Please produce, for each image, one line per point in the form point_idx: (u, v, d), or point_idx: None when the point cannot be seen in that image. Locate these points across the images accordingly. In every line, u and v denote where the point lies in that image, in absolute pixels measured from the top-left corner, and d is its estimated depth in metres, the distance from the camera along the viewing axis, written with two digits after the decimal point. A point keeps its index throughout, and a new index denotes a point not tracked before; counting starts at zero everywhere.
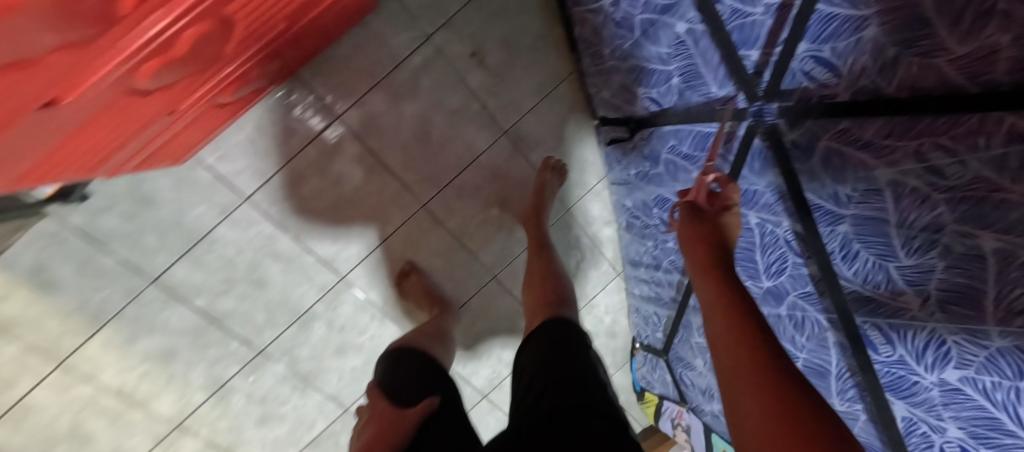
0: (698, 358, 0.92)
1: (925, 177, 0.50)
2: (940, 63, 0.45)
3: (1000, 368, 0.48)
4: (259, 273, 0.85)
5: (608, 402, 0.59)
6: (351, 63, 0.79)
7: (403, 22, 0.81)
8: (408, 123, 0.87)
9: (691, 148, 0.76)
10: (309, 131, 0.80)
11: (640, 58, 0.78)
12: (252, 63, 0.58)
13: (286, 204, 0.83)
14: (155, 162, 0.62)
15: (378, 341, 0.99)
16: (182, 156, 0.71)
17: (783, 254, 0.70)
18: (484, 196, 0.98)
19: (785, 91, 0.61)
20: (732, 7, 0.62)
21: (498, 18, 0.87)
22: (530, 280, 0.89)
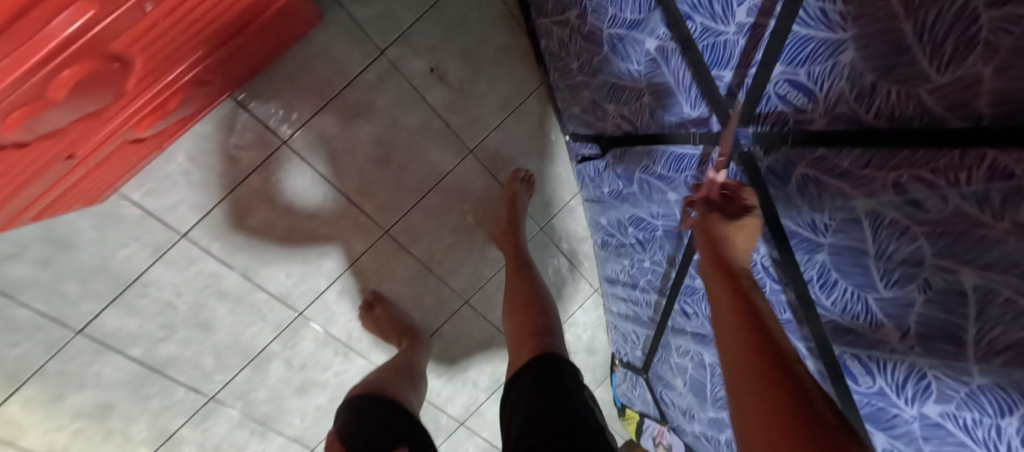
0: (677, 379, 0.92)
1: (904, 209, 0.48)
2: (919, 92, 0.43)
3: (981, 405, 0.47)
4: (204, 316, 0.78)
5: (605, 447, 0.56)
6: (297, 82, 0.72)
7: (353, 37, 0.74)
8: (365, 146, 0.80)
9: (666, 169, 0.73)
10: (252, 159, 0.73)
11: (609, 74, 0.74)
12: (170, 94, 0.51)
13: (231, 239, 0.76)
14: (61, 208, 0.54)
15: (343, 377, 0.94)
16: (98, 196, 0.62)
17: (761, 280, 0.68)
18: (451, 219, 0.92)
19: (759, 115, 0.58)
20: (703, 24, 0.58)
21: (458, 30, 0.81)
22: (512, 303, 0.85)
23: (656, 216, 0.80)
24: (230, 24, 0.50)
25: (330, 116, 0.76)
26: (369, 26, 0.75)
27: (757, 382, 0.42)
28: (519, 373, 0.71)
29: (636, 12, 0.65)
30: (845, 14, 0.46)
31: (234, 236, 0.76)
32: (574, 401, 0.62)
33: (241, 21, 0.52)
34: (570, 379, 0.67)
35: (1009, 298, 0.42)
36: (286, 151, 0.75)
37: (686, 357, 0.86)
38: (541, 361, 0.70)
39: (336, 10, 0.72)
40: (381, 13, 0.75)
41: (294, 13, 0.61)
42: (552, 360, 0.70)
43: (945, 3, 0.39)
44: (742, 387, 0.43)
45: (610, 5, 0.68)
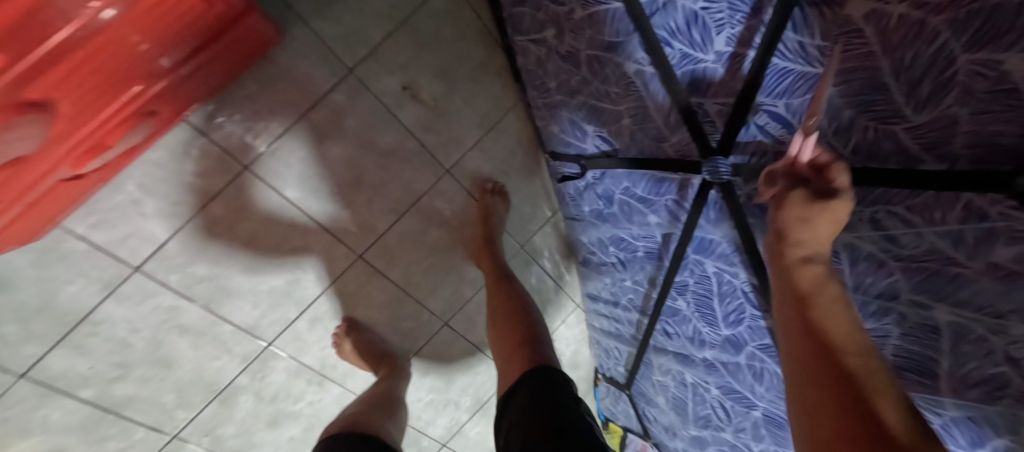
0: (659, 396, 0.99)
1: (881, 243, 0.49)
2: (896, 130, 0.43)
3: (956, 436, 0.51)
4: (163, 352, 0.74)
5: None
6: (259, 104, 0.67)
7: (319, 54, 0.70)
8: (336, 169, 0.77)
9: (646, 192, 0.74)
10: (212, 186, 0.68)
11: (588, 95, 0.73)
12: (103, 118, 0.45)
13: (191, 272, 0.71)
14: None
15: (318, 407, 0.94)
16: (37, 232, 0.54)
17: (741, 305, 0.67)
18: (429, 241, 0.91)
19: (738, 144, 0.57)
20: (682, 51, 0.57)
21: (430, 47, 0.78)
22: (496, 320, 0.84)
23: (639, 237, 0.82)
24: (170, 35, 0.45)
25: (297, 138, 0.72)
26: (336, 43, 0.70)
27: (819, 384, 0.42)
28: (514, 388, 0.70)
29: (614, 34, 0.63)
30: (824, 49, 0.45)
31: (193, 267, 0.71)
32: (572, 414, 0.61)
33: (186, 47, 0.48)
34: (565, 392, 0.66)
35: (982, 336, 0.44)
36: (248, 176, 0.70)
37: (668, 376, 0.92)
38: (536, 375, 0.69)
39: (302, 27, 0.67)
40: (349, 30, 0.71)
41: (258, 37, 0.57)
42: (546, 373, 0.69)
43: (921, 44, 0.38)
44: (803, 388, 0.43)
45: (588, 26, 0.65)
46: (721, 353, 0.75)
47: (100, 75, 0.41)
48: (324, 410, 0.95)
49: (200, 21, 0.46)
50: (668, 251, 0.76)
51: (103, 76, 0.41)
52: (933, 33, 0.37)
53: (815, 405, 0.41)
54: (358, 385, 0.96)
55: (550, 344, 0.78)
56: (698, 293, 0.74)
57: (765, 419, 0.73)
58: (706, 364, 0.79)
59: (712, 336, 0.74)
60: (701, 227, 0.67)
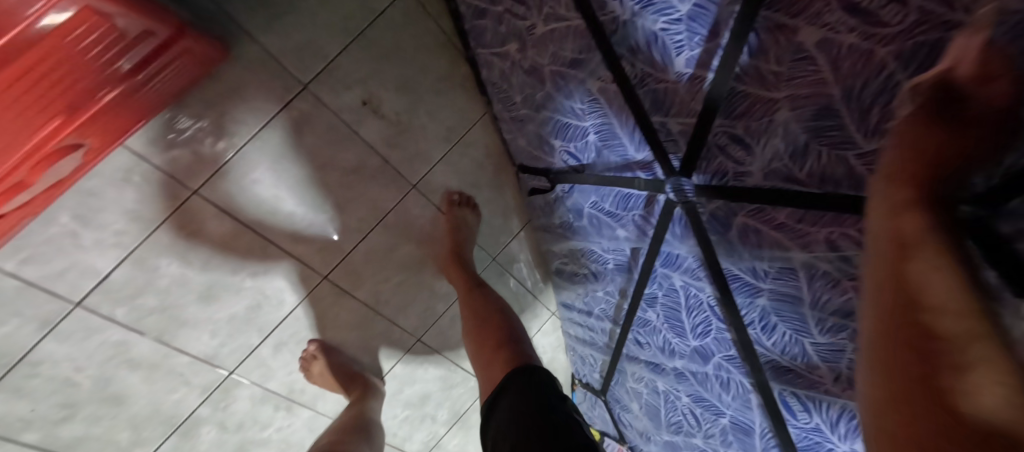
0: (633, 402, 1.01)
1: (835, 262, 0.49)
2: (849, 156, 0.43)
3: None
4: (114, 388, 0.70)
5: None
6: (206, 125, 0.64)
7: (270, 70, 0.67)
8: (296, 190, 0.74)
9: (613, 206, 0.74)
10: (158, 213, 0.65)
11: (554, 110, 0.73)
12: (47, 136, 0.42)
13: (140, 304, 0.68)
14: None
15: (287, 432, 0.92)
16: None
17: (707, 318, 0.68)
18: (397, 259, 0.89)
19: (700, 163, 0.57)
20: (643, 70, 0.56)
21: (391, 59, 0.77)
22: (468, 330, 0.83)
23: (609, 250, 0.82)
24: (114, 40, 0.43)
25: (248, 160, 0.69)
26: (288, 58, 0.68)
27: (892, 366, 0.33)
28: (499, 390, 0.69)
29: (577, 50, 0.62)
30: (779, 74, 0.45)
31: (142, 299, 0.68)
32: (558, 416, 0.62)
33: (134, 57, 0.46)
34: (550, 390, 0.66)
35: None
36: (197, 200, 0.67)
37: (641, 383, 0.94)
38: (520, 375, 0.69)
39: (251, 44, 0.64)
40: (301, 43, 0.69)
41: (191, 59, 0.55)
42: (530, 372, 0.68)
43: (870, 73, 0.38)
44: (876, 360, 0.35)
45: (552, 41, 0.65)
46: (691, 363, 0.76)
47: (39, 86, 0.38)
48: (294, 435, 0.93)
49: (127, 39, 0.44)
50: (636, 265, 0.77)
51: (29, 101, 0.38)
52: (880, 63, 0.37)
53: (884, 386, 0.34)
54: (329, 407, 0.95)
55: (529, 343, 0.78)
56: (667, 305, 0.75)
57: (733, 426, 0.74)
58: (677, 372, 0.81)
59: (682, 345, 0.76)
60: (667, 242, 0.68)
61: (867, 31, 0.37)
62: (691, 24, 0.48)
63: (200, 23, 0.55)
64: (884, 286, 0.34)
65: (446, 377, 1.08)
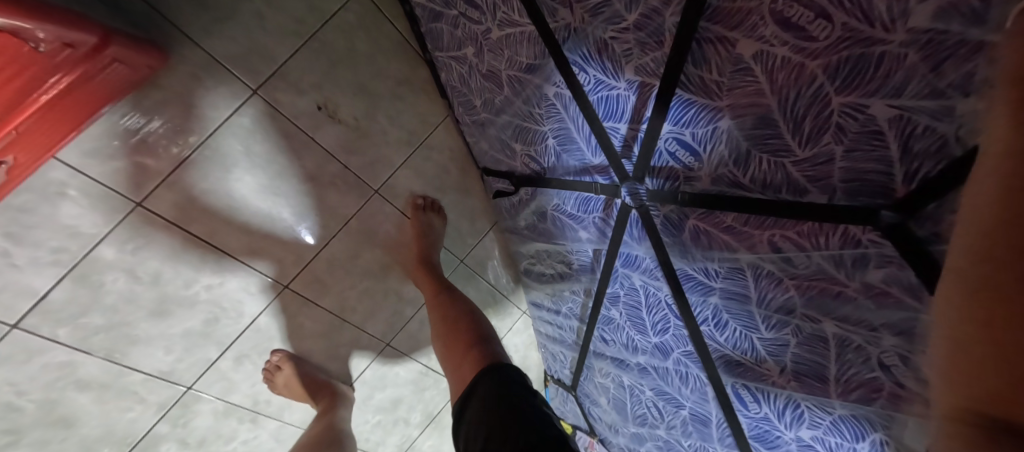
0: (601, 396, 1.03)
1: (778, 263, 0.51)
2: (785, 163, 0.45)
3: (842, 432, 0.55)
4: (61, 411, 0.67)
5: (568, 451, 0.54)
6: (150, 135, 0.62)
7: (216, 75, 0.65)
8: (250, 200, 0.72)
9: (575, 209, 0.75)
10: (99, 228, 0.62)
11: (513, 115, 0.73)
12: None
13: (86, 323, 0.65)
14: None
15: (253, 444, 0.90)
16: None
17: (666, 316, 0.70)
18: (362, 265, 0.88)
19: (653, 168, 0.58)
20: (596, 77, 0.57)
21: (345, 63, 0.76)
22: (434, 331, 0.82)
23: (573, 251, 0.83)
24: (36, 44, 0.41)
25: (195, 171, 0.67)
26: (233, 64, 0.66)
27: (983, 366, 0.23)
28: (469, 391, 0.66)
29: (532, 56, 0.62)
30: (721, 84, 0.46)
31: (87, 318, 0.65)
32: (530, 411, 0.59)
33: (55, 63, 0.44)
34: (521, 386, 0.64)
35: (860, 345, 0.48)
36: (142, 213, 0.64)
37: (608, 378, 0.97)
38: (487, 373, 0.66)
39: (192, 48, 0.62)
40: (246, 47, 0.67)
41: (120, 70, 0.52)
42: (497, 368, 0.66)
43: (803, 84, 0.40)
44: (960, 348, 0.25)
45: (507, 47, 0.65)
46: (653, 358, 0.79)
47: None
48: (261, 447, 0.92)
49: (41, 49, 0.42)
50: (598, 265, 0.79)
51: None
52: (811, 75, 0.39)
53: (962, 381, 0.24)
54: (297, 417, 0.94)
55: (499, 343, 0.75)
56: (629, 303, 0.77)
57: (693, 417, 0.77)
58: (640, 367, 0.84)
59: (644, 342, 0.78)
60: (626, 243, 0.70)
61: (798, 45, 0.38)
62: (639, 34, 0.49)
63: (135, 31, 0.55)
64: (981, 247, 0.24)
65: (417, 380, 1.08)
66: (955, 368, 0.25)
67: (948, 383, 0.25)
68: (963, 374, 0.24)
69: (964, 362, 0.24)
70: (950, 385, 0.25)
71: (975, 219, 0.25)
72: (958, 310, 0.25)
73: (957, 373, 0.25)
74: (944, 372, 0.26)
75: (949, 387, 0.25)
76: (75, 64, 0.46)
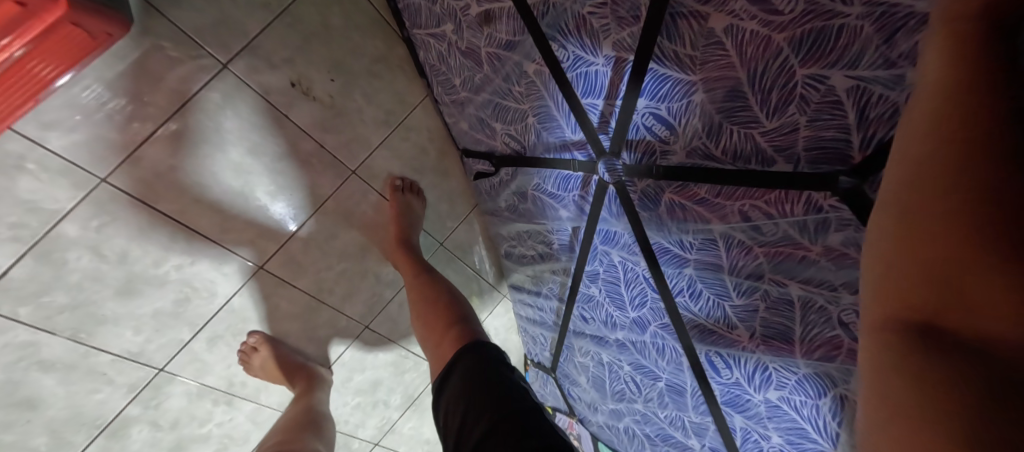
0: (581, 375, 1.06)
1: (747, 231, 0.53)
2: (754, 134, 0.46)
3: (807, 390, 0.58)
4: (24, 393, 0.65)
5: (545, 422, 0.57)
6: (117, 108, 0.60)
7: (183, 48, 0.63)
8: (221, 177, 0.71)
9: (555, 187, 0.76)
10: (61, 203, 0.59)
11: (493, 93, 0.74)
12: None
13: (48, 302, 0.63)
14: None
15: (228, 427, 0.89)
16: None
17: (643, 289, 0.72)
18: (338, 246, 0.87)
19: (629, 142, 0.58)
20: (575, 53, 0.57)
21: (320, 38, 0.74)
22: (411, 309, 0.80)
23: (553, 231, 0.84)
24: None
25: (164, 146, 0.65)
26: (202, 36, 0.64)
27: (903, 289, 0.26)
28: (448, 368, 0.66)
29: (511, 32, 0.63)
30: (694, 58, 0.47)
31: (50, 297, 0.62)
32: (511, 387, 0.60)
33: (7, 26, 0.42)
34: (502, 364, 0.63)
35: (822, 306, 0.50)
36: (108, 189, 0.62)
37: (587, 356, 0.99)
38: (467, 349, 0.66)
39: (156, 18, 0.60)
40: (216, 19, 0.65)
41: (80, 35, 0.50)
42: (478, 345, 0.66)
43: (769, 57, 0.41)
44: (887, 272, 0.28)
45: (486, 23, 0.65)
46: (631, 333, 0.81)
47: None
48: (237, 429, 0.90)
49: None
50: (577, 243, 0.80)
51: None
52: (777, 48, 0.40)
53: (889, 300, 0.27)
54: (274, 400, 0.93)
55: (478, 321, 0.74)
56: (607, 280, 0.79)
57: (668, 388, 0.80)
58: (618, 343, 0.86)
59: (623, 317, 0.80)
60: (604, 220, 0.71)
61: (766, 19, 0.40)
62: (616, 9, 0.50)
63: None
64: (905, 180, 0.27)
65: (398, 363, 1.08)
66: (882, 286, 0.28)
67: (870, 303, 0.29)
68: (886, 292, 0.27)
69: (886, 283, 0.28)
70: (874, 304, 0.29)
71: (894, 160, 0.28)
72: (880, 238, 0.29)
73: (880, 293, 0.28)
74: (867, 291, 0.30)
75: (872, 301, 0.29)
76: (18, 27, 0.42)
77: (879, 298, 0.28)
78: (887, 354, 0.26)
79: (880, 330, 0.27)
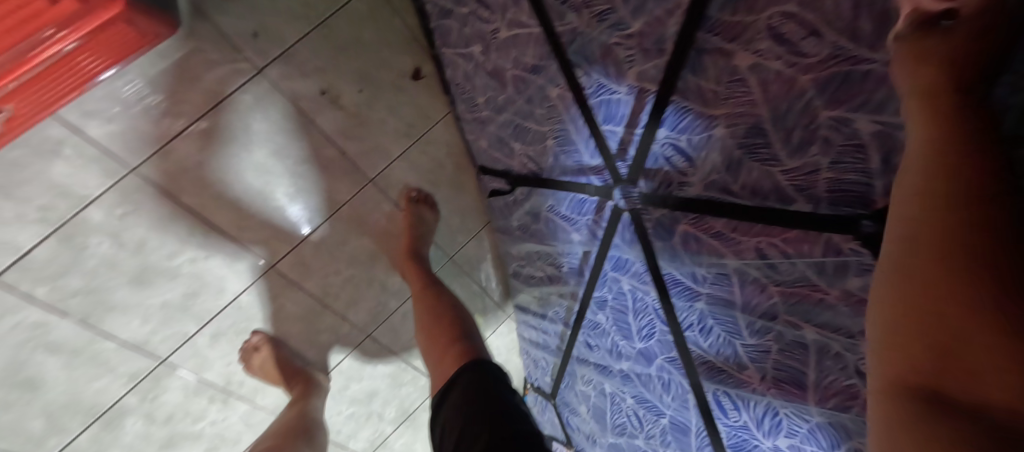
0: (581, 404, 1.04)
1: (763, 269, 0.52)
2: (774, 172, 0.46)
3: (819, 440, 0.56)
4: (28, 374, 0.65)
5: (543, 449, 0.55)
6: (153, 103, 0.62)
7: (219, 51, 0.64)
8: (244, 176, 0.72)
9: (569, 210, 0.76)
10: (90, 189, 0.61)
11: (514, 113, 0.75)
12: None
13: (64, 285, 0.64)
14: None
15: (221, 426, 0.88)
16: None
17: (652, 321, 0.70)
18: (349, 252, 0.88)
19: (647, 171, 0.59)
20: (598, 81, 0.58)
21: (352, 52, 0.76)
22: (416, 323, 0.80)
23: (563, 254, 0.84)
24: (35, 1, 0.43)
25: (193, 142, 0.66)
26: (242, 42, 0.66)
27: (899, 350, 0.28)
28: (449, 384, 0.65)
29: (537, 57, 0.64)
30: (717, 93, 0.47)
31: (66, 280, 0.64)
32: (511, 409, 0.59)
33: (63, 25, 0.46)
34: (502, 384, 0.63)
35: (839, 352, 0.49)
36: (135, 179, 0.64)
37: (589, 385, 0.97)
38: (469, 367, 0.65)
39: (200, 21, 0.62)
40: (256, 26, 0.66)
41: (131, 34, 0.51)
42: (480, 364, 0.65)
43: (793, 97, 0.42)
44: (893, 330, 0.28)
45: (514, 47, 0.67)
46: (636, 364, 0.79)
47: None
48: (229, 430, 0.89)
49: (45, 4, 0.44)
50: (587, 268, 0.80)
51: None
52: (801, 89, 0.41)
53: (900, 357, 0.28)
54: (270, 402, 0.92)
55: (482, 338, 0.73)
56: (616, 308, 0.78)
57: (672, 426, 0.78)
58: (622, 374, 0.84)
59: (629, 347, 0.78)
60: (616, 246, 0.71)
61: (790, 60, 0.40)
62: (642, 41, 0.51)
63: None
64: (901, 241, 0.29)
65: (396, 376, 1.07)
66: (888, 341, 0.29)
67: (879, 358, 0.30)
68: (886, 352, 0.29)
69: (890, 340, 0.29)
70: (882, 359, 0.29)
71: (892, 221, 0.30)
72: (881, 298, 0.30)
73: (887, 349, 0.29)
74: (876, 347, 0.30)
75: (881, 358, 0.29)
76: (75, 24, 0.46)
77: (882, 357, 0.30)
78: (904, 412, 0.26)
79: (887, 392, 0.28)
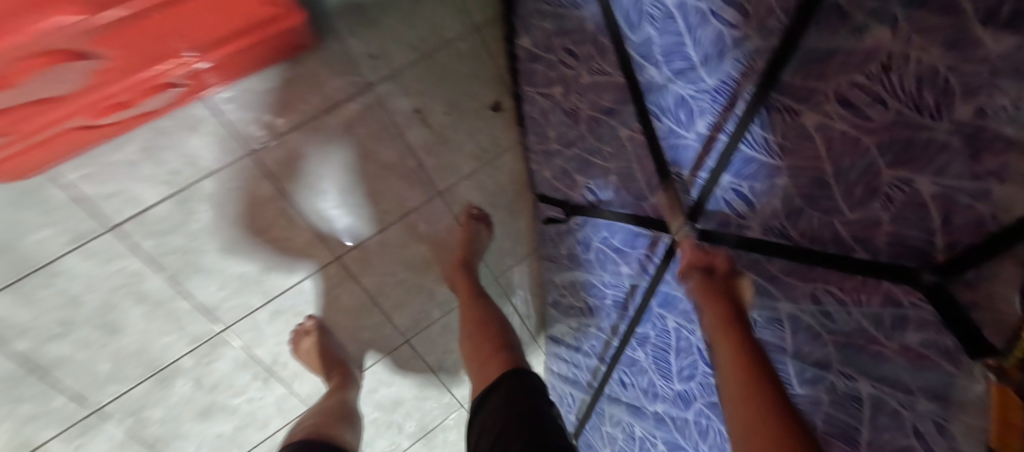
0: (607, 447, 1.04)
1: (818, 316, 0.56)
2: (834, 222, 0.49)
3: None
4: (112, 317, 0.72)
5: None
6: (279, 99, 0.71)
7: (339, 64, 0.74)
8: (336, 171, 0.81)
9: (622, 243, 0.81)
10: (211, 163, 0.70)
11: (583, 149, 0.83)
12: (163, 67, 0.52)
13: (167, 241, 0.71)
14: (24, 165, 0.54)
15: (256, 406, 0.93)
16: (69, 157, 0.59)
17: (694, 361, 0.71)
18: (407, 256, 0.94)
19: (708, 212, 0.64)
20: (670, 126, 0.64)
21: (446, 79, 0.85)
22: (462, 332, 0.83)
23: (608, 286, 0.88)
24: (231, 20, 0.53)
25: (303, 134, 0.75)
26: (360, 60, 0.75)
27: None
28: (490, 388, 0.68)
29: (614, 101, 0.72)
30: (783, 146, 0.51)
31: (169, 237, 0.71)
32: (549, 419, 0.60)
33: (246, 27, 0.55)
34: (542, 395, 0.65)
35: (896, 410, 0.50)
36: (247, 161, 0.72)
37: (618, 427, 0.97)
38: (511, 375, 0.68)
39: (332, 39, 0.72)
40: (374, 50, 0.76)
41: (297, 34, 0.62)
42: (522, 374, 0.67)
43: (857, 155, 0.44)
44: None
45: (593, 90, 0.75)
46: (672, 407, 0.79)
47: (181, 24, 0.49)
48: (262, 410, 0.94)
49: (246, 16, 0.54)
50: (632, 302, 0.82)
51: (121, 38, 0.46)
52: (865, 149, 0.43)
53: None
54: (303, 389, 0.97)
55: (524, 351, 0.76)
56: (657, 346, 0.79)
57: None
58: (656, 416, 0.84)
59: (666, 389, 0.79)
60: (665, 282, 0.73)
61: (856, 122, 0.43)
62: (715, 96, 0.55)
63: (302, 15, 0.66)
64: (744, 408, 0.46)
65: (424, 388, 1.09)
66: None
67: None
68: None
69: None
70: None
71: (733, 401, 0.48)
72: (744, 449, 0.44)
73: None
74: None
75: None
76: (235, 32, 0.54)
77: None
78: None
79: None
